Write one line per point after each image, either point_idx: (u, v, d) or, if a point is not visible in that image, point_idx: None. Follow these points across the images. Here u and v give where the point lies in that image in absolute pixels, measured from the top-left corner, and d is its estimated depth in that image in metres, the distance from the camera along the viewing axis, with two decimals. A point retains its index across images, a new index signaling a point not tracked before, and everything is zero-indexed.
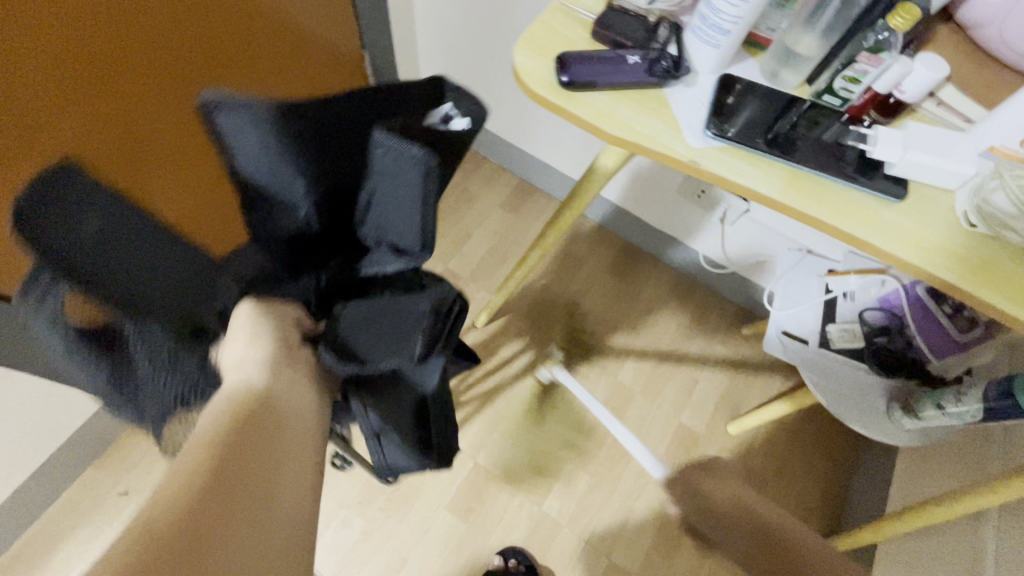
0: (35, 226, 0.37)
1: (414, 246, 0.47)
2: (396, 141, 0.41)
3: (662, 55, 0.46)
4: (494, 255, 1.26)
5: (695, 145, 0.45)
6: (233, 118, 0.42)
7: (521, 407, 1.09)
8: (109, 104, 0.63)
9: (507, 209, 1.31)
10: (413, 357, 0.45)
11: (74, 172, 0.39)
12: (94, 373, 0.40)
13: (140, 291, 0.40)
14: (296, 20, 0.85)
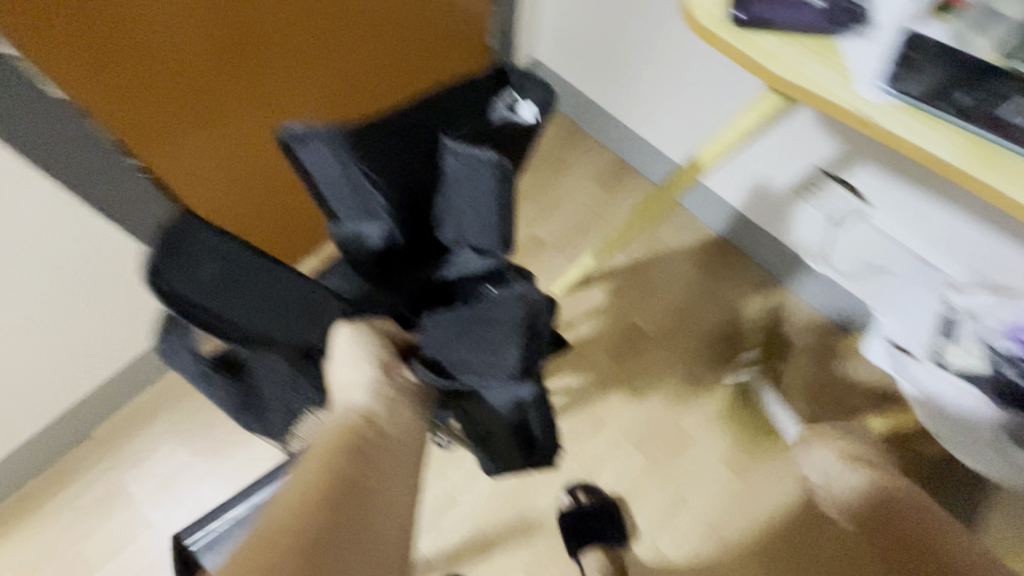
0: (167, 279, 0.49)
1: (494, 237, 0.56)
2: (472, 150, 0.51)
3: (843, 5, 0.45)
4: (580, 228, 1.25)
5: (867, 99, 0.43)
6: (310, 145, 0.53)
7: (586, 380, 1.09)
8: (244, 58, 0.70)
9: (600, 183, 1.30)
10: (512, 368, 0.52)
11: (195, 232, 0.51)
12: (229, 395, 0.58)
13: (239, 317, 0.50)
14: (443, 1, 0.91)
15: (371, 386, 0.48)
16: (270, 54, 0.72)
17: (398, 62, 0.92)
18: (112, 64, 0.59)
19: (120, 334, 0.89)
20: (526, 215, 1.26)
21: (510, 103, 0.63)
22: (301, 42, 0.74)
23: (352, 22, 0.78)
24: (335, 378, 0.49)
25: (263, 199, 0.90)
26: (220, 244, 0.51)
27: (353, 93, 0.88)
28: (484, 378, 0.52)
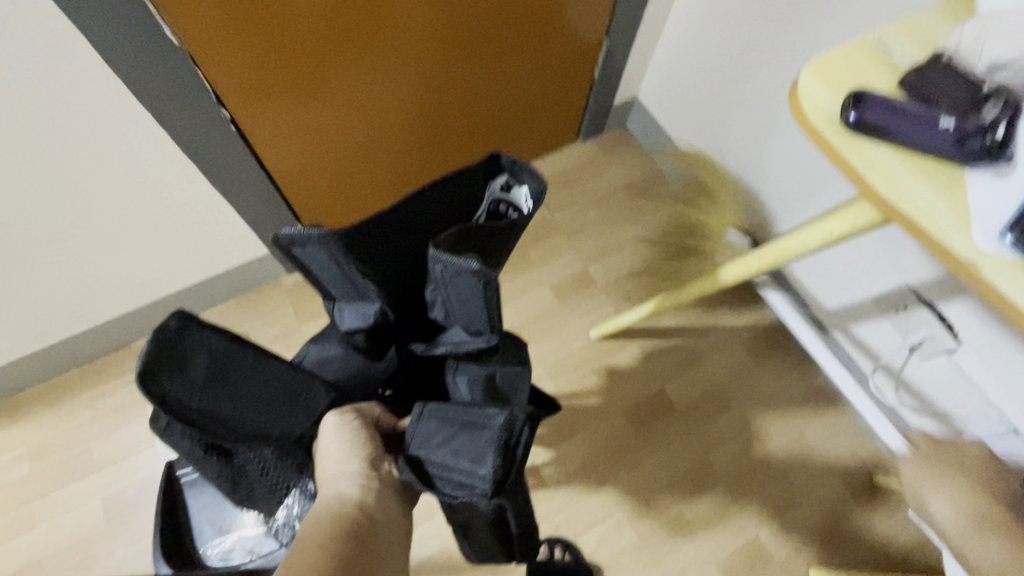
0: (162, 383, 0.52)
1: (478, 325, 0.60)
2: (457, 260, 0.53)
3: (981, 132, 0.39)
4: (635, 278, 1.21)
5: (980, 247, 0.37)
6: (310, 246, 0.59)
7: (597, 434, 1.05)
8: (365, 46, 0.76)
9: (669, 238, 1.25)
10: (488, 483, 0.52)
11: (186, 334, 0.54)
12: (221, 472, 0.61)
13: (228, 413, 0.55)
14: (574, 14, 0.94)
15: (358, 478, 0.56)
16: (381, 34, 0.76)
17: (493, 73, 0.96)
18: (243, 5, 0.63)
19: (177, 262, 0.95)
20: (584, 251, 1.23)
21: (506, 182, 0.64)
22: (413, 30, 0.78)
23: (462, 26, 0.83)
24: (327, 469, 0.57)
25: (332, 166, 0.95)
26: (218, 344, 0.56)
27: (445, 90, 0.93)
28: (463, 487, 0.54)
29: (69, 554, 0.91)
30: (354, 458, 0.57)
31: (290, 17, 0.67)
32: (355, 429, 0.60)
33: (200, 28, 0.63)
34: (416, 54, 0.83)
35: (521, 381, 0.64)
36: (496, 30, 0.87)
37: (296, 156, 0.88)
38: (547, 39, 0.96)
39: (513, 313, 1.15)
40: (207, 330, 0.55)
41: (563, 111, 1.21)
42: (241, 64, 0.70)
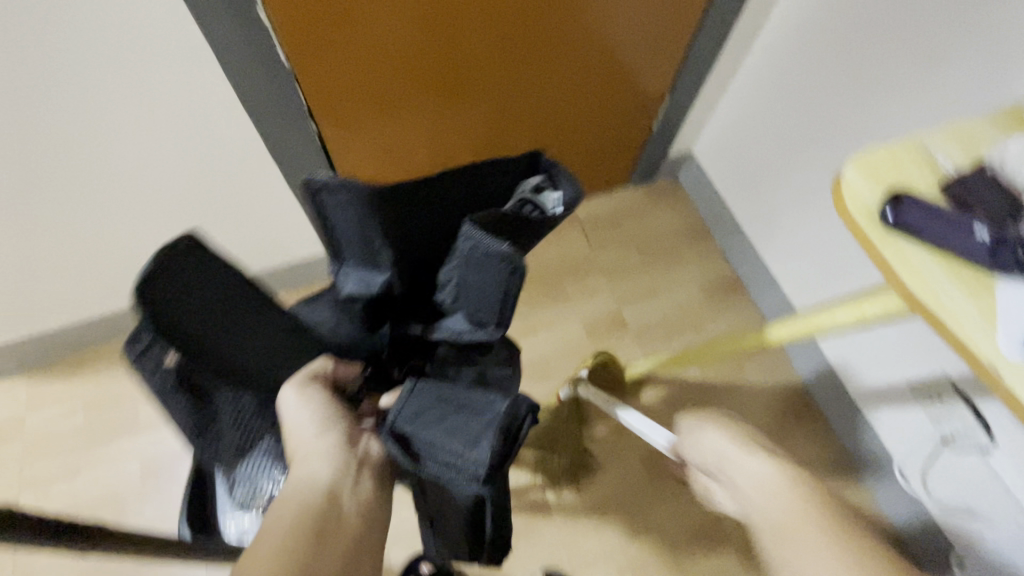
0: (160, 301, 0.58)
1: (489, 313, 0.68)
2: (490, 240, 0.61)
3: (1017, 244, 0.41)
4: (667, 330, 1.22)
5: (1006, 355, 0.39)
6: (340, 196, 0.64)
7: (608, 474, 1.07)
8: (437, 75, 0.84)
9: (705, 291, 1.27)
10: (478, 469, 0.57)
11: (190, 260, 0.60)
12: (189, 412, 0.64)
13: (212, 338, 0.62)
14: (639, 69, 1.01)
15: (332, 453, 0.56)
16: (453, 67, 0.83)
17: (552, 115, 1.03)
18: (343, 29, 0.71)
19: (242, 249, 1.04)
20: (619, 294, 1.25)
21: (538, 184, 0.70)
22: (485, 64, 0.85)
23: (529, 69, 0.89)
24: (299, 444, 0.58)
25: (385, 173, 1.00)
26: (226, 276, 0.63)
27: (507, 123, 1.00)
28: (451, 468, 0.58)
29: (102, 507, 0.98)
30: (330, 434, 0.58)
31: (374, 46, 0.75)
32: (325, 399, 0.62)
33: (302, 45, 0.71)
34: (481, 87, 0.89)
35: (508, 382, 0.74)
36: (563, 74, 0.93)
37: (366, 165, 0.96)
38: (607, 91, 1.03)
39: (542, 344, 1.19)
40: (218, 263, 0.62)
41: (617, 157, 1.26)
42: (328, 83, 0.78)
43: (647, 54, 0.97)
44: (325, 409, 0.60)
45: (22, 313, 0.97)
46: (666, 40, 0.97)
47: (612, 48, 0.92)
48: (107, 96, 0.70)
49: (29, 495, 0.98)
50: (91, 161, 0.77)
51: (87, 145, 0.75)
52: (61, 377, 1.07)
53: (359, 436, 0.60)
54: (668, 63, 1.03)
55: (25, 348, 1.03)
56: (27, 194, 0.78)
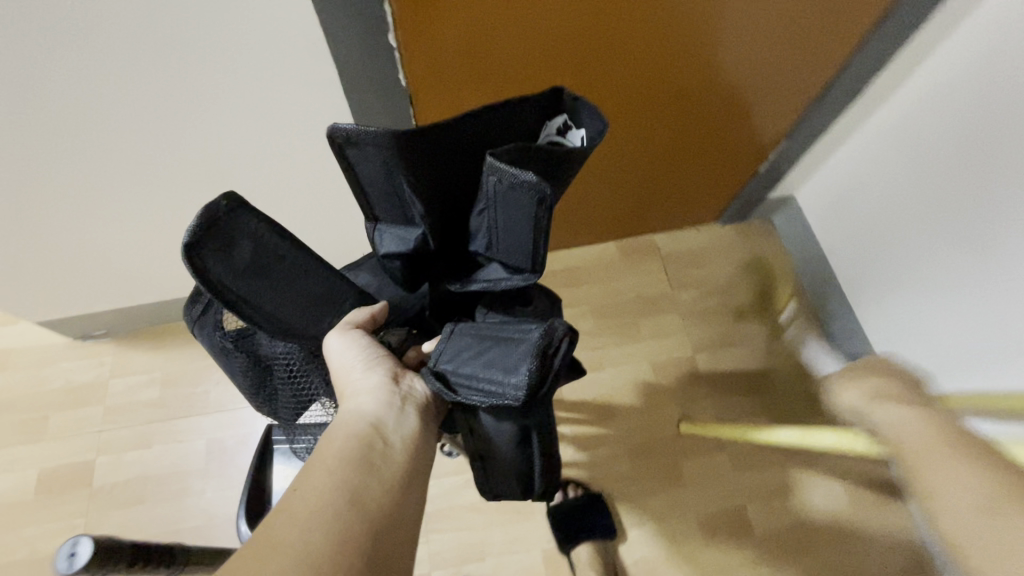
0: (206, 261, 0.48)
1: (521, 257, 0.56)
2: (512, 170, 0.48)
3: None
4: (742, 384, 1.15)
5: None
6: (366, 146, 0.53)
7: (661, 532, 1.03)
8: (536, 57, 0.74)
9: (788, 347, 1.18)
10: (519, 391, 0.49)
11: (233, 215, 0.50)
12: (246, 370, 0.59)
13: (269, 302, 0.53)
14: (768, 101, 0.94)
15: (381, 391, 0.54)
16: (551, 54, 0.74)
17: (653, 149, 1.01)
18: (475, 67, 0.74)
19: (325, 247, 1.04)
20: (696, 336, 1.19)
21: (563, 124, 0.58)
22: (588, 53, 0.76)
23: (636, 105, 0.88)
24: (347, 383, 0.54)
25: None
26: (266, 230, 0.52)
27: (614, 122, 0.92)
28: (491, 396, 0.51)
29: (167, 480, 1.02)
30: (378, 370, 0.55)
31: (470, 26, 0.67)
32: (371, 340, 0.56)
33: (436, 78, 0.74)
34: (582, 77, 0.80)
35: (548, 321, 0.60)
36: (686, 87, 0.86)
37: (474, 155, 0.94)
38: (715, 128, 0.99)
39: (608, 379, 1.15)
40: (257, 217, 0.51)
41: (715, 189, 1.19)
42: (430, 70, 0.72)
43: (779, 88, 0.91)
44: (369, 353, 0.55)
45: (120, 285, 1.00)
46: (806, 74, 0.90)
47: (726, 87, 0.88)
48: (234, 96, 0.70)
49: (103, 458, 1.02)
50: (205, 154, 0.78)
51: (206, 138, 0.76)
52: (143, 347, 1.11)
53: (401, 379, 0.56)
54: (798, 102, 0.97)
55: (115, 316, 1.07)
56: (142, 178, 0.80)
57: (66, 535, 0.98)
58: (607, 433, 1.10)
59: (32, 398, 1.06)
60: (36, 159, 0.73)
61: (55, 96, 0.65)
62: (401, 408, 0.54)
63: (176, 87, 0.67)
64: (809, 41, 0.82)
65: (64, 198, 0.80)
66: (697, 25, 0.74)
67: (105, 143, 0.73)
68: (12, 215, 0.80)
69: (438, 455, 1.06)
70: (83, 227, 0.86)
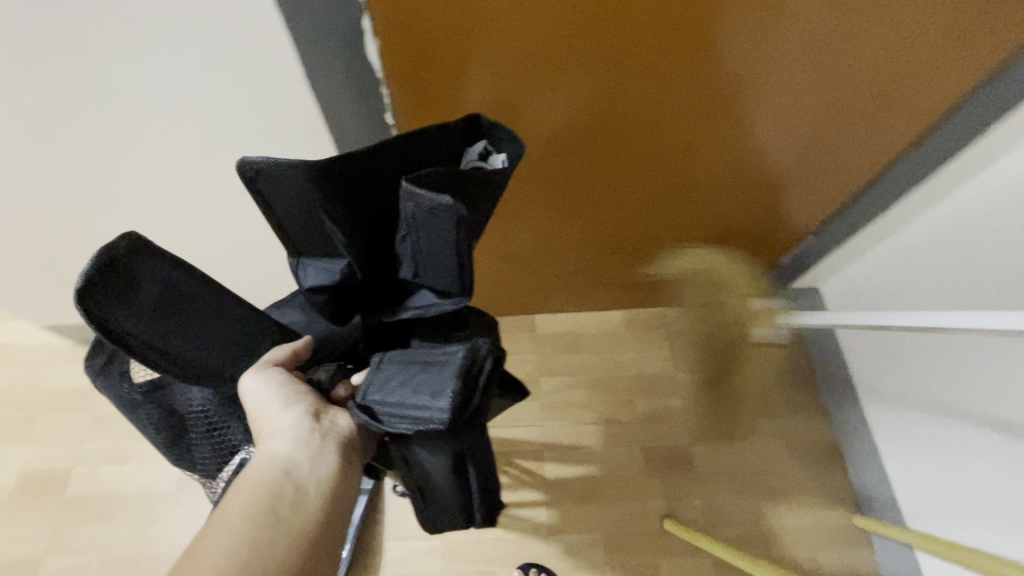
0: (103, 307, 0.45)
1: (450, 279, 0.54)
2: (426, 194, 0.47)
3: None
4: (736, 484, 1.08)
5: None
6: (275, 173, 0.51)
7: None
8: (550, 135, 0.75)
9: (793, 450, 1.11)
10: (445, 412, 0.46)
11: (135, 257, 0.47)
12: (161, 421, 0.56)
13: (178, 343, 0.50)
14: (790, 195, 0.91)
15: (297, 429, 0.48)
16: (566, 135, 0.75)
17: (672, 231, 1.00)
18: None
19: None
20: (692, 424, 1.12)
21: (483, 149, 0.60)
22: (601, 135, 0.75)
23: (653, 191, 0.88)
24: (261, 422, 0.49)
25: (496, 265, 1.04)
26: (169, 272, 0.49)
27: (625, 200, 0.90)
28: (417, 423, 0.47)
29: (135, 500, 1.01)
30: (295, 406, 0.49)
31: (487, 104, 0.70)
32: (290, 376, 0.51)
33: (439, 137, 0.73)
34: (594, 157, 0.80)
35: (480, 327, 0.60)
36: (701, 174, 0.85)
37: (497, 231, 0.94)
38: (730, 218, 0.97)
39: (593, 459, 1.09)
40: (166, 257, 0.49)
41: None
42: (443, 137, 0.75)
43: (802, 185, 0.88)
44: (289, 388, 0.50)
45: None
46: (831, 176, 0.86)
47: (751, 182, 0.87)
48: (239, 148, 0.71)
49: (80, 468, 1.03)
50: (209, 196, 0.79)
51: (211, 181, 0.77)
52: None
53: (324, 414, 0.50)
54: (829, 200, 0.92)
55: None
56: (147, 212, 0.81)
57: (29, 543, 0.98)
58: (584, 517, 1.04)
59: (26, 397, 1.09)
60: (46, 186, 0.75)
61: (71, 132, 0.67)
62: (320, 444, 0.48)
63: (186, 134, 0.68)
64: (839, 144, 0.79)
65: (71, 223, 0.82)
66: (726, 127, 0.75)
67: (114, 179, 0.75)
68: (23, 230, 0.82)
69: (408, 513, 1.03)
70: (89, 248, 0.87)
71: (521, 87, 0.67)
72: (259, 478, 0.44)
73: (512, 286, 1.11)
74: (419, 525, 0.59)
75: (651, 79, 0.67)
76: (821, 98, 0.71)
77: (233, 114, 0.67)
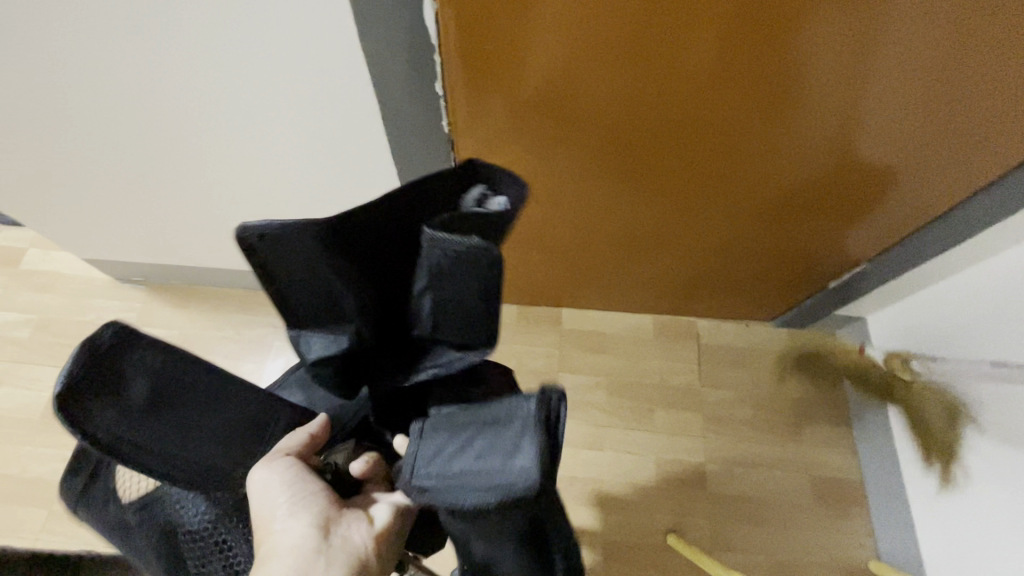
0: (87, 409, 0.45)
1: (474, 334, 0.55)
2: (454, 237, 0.48)
3: None
4: (748, 510, 1.03)
5: None
6: (276, 240, 0.51)
7: None
8: (616, 115, 0.69)
9: (814, 484, 1.05)
10: (528, 474, 0.43)
11: (126, 349, 0.48)
12: (148, 543, 0.54)
13: (173, 446, 0.49)
14: (862, 211, 0.83)
15: (304, 545, 0.49)
16: (634, 116, 0.69)
17: (725, 236, 0.93)
18: (553, 116, 0.70)
19: None
20: (711, 442, 1.08)
21: (479, 194, 0.55)
22: (673, 121, 0.69)
23: (700, 201, 0.84)
24: (273, 529, 0.49)
25: (523, 253, 1.02)
26: (166, 363, 0.50)
27: (681, 196, 0.84)
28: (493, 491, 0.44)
29: None
30: (304, 519, 0.50)
31: (548, 74, 0.64)
32: (301, 471, 0.52)
33: (486, 112, 0.70)
34: (658, 146, 0.74)
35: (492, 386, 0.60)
36: (772, 177, 0.78)
37: (535, 210, 0.89)
38: (778, 235, 0.91)
39: (604, 464, 1.06)
40: (151, 343, 0.49)
41: (764, 289, 1.08)
42: (493, 107, 0.69)
43: (878, 202, 0.81)
44: (296, 491, 0.51)
45: (158, 244, 1.04)
46: (914, 194, 0.79)
47: (823, 193, 0.80)
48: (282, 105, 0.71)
49: None
50: (249, 150, 0.80)
51: (257, 135, 0.77)
52: (172, 304, 1.16)
53: (334, 531, 0.51)
54: (901, 221, 0.85)
55: (154, 270, 1.13)
56: (192, 162, 0.83)
57: (53, 464, 1.02)
58: (587, 521, 1.02)
59: (63, 323, 1.13)
60: (96, 122, 0.76)
61: (127, 69, 0.67)
62: (325, 568, 0.48)
63: (231, 85, 0.68)
64: (928, 158, 0.72)
65: (118, 160, 0.83)
66: (795, 134, 0.70)
67: (164, 120, 0.75)
68: (72, 163, 0.85)
69: None
70: (131, 188, 0.89)
71: (582, 74, 0.64)
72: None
73: (544, 272, 1.07)
74: None
75: (742, 62, 0.61)
76: (898, 117, 0.67)
77: (283, 70, 0.66)
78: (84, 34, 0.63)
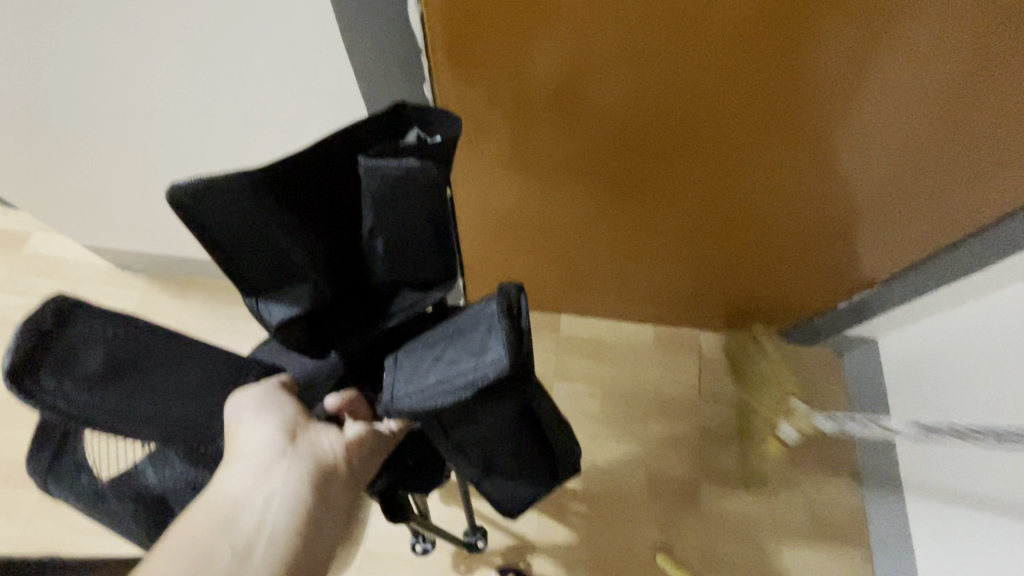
0: (42, 382, 0.45)
1: (435, 268, 0.59)
2: (387, 161, 0.49)
3: None
4: (743, 533, 1.01)
5: None
6: (216, 192, 0.49)
7: None
8: (618, 112, 0.65)
9: (813, 508, 1.02)
10: (496, 361, 0.43)
11: (71, 321, 0.47)
12: (118, 497, 0.52)
13: (147, 407, 0.47)
14: (883, 224, 0.78)
15: (268, 447, 0.44)
16: (638, 113, 0.65)
17: (736, 245, 0.88)
18: (550, 113, 0.66)
19: None
20: (707, 459, 1.05)
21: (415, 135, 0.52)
22: (679, 119, 0.65)
23: (709, 207, 0.80)
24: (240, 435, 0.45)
25: (520, 256, 0.98)
26: (120, 330, 0.49)
27: (688, 200, 0.79)
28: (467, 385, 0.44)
29: None
30: (271, 421, 0.46)
31: (545, 70, 0.60)
32: (274, 389, 0.49)
33: (479, 109, 0.66)
34: (665, 146, 0.69)
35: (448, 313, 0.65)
36: (787, 184, 0.73)
37: (534, 213, 0.85)
38: (793, 246, 0.86)
39: (595, 474, 1.04)
40: (91, 315, 0.48)
41: (771, 303, 1.04)
42: (487, 104, 0.65)
43: (900, 215, 0.76)
44: (269, 402, 0.47)
45: (156, 234, 1.04)
46: (937, 209, 0.73)
47: (843, 203, 0.75)
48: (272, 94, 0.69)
49: None
50: (242, 139, 0.78)
51: (250, 123, 0.75)
52: (171, 293, 1.16)
53: (301, 435, 0.45)
54: (924, 237, 0.79)
55: (154, 258, 1.13)
56: (186, 152, 0.82)
57: None
58: (576, 533, 1.00)
59: None
60: (89, 111, 0.75)
61: (116, 58, 0.66)
62: (285, 467, 0.43)
63: (219, 72, 0.66)
64: (955, 172, 0.67)
65: (113, 150, 0.83)
66: (810, 137, 0.65)
67: (155, 109, 0.74)
68: (68, 152, 0.84)
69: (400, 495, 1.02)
70: (127, 178, 0.89)
71: (586, 73, 0.60)
72: (212, 505, 0.40)
73: (543, 275, 1.04)
74: (492, 498, 0.62)
75: (751, 56, 0.56)
76: (926, 124, 0.61)
77: (272, 58, 0.64)
78: (71, 22, 0.62)
